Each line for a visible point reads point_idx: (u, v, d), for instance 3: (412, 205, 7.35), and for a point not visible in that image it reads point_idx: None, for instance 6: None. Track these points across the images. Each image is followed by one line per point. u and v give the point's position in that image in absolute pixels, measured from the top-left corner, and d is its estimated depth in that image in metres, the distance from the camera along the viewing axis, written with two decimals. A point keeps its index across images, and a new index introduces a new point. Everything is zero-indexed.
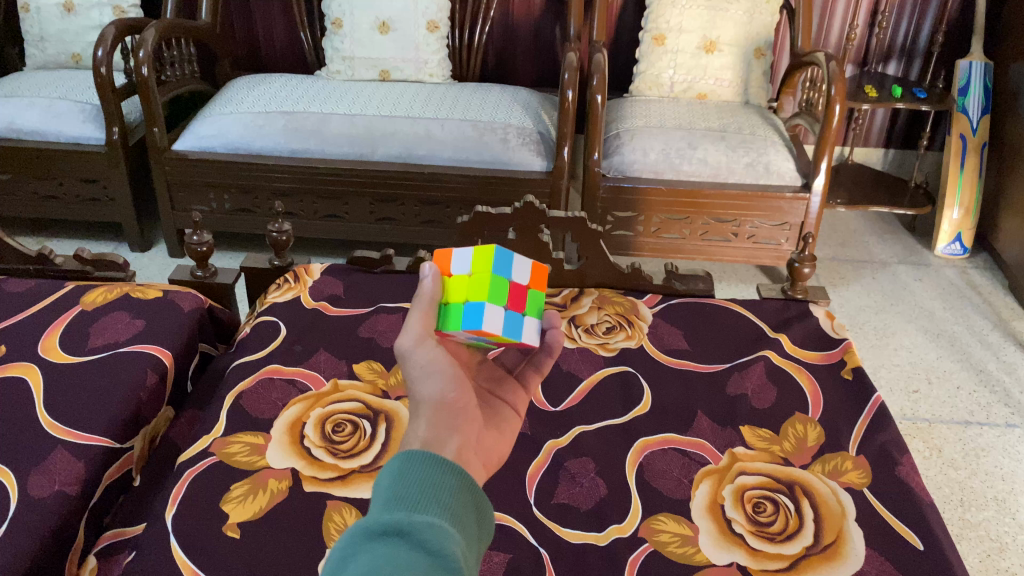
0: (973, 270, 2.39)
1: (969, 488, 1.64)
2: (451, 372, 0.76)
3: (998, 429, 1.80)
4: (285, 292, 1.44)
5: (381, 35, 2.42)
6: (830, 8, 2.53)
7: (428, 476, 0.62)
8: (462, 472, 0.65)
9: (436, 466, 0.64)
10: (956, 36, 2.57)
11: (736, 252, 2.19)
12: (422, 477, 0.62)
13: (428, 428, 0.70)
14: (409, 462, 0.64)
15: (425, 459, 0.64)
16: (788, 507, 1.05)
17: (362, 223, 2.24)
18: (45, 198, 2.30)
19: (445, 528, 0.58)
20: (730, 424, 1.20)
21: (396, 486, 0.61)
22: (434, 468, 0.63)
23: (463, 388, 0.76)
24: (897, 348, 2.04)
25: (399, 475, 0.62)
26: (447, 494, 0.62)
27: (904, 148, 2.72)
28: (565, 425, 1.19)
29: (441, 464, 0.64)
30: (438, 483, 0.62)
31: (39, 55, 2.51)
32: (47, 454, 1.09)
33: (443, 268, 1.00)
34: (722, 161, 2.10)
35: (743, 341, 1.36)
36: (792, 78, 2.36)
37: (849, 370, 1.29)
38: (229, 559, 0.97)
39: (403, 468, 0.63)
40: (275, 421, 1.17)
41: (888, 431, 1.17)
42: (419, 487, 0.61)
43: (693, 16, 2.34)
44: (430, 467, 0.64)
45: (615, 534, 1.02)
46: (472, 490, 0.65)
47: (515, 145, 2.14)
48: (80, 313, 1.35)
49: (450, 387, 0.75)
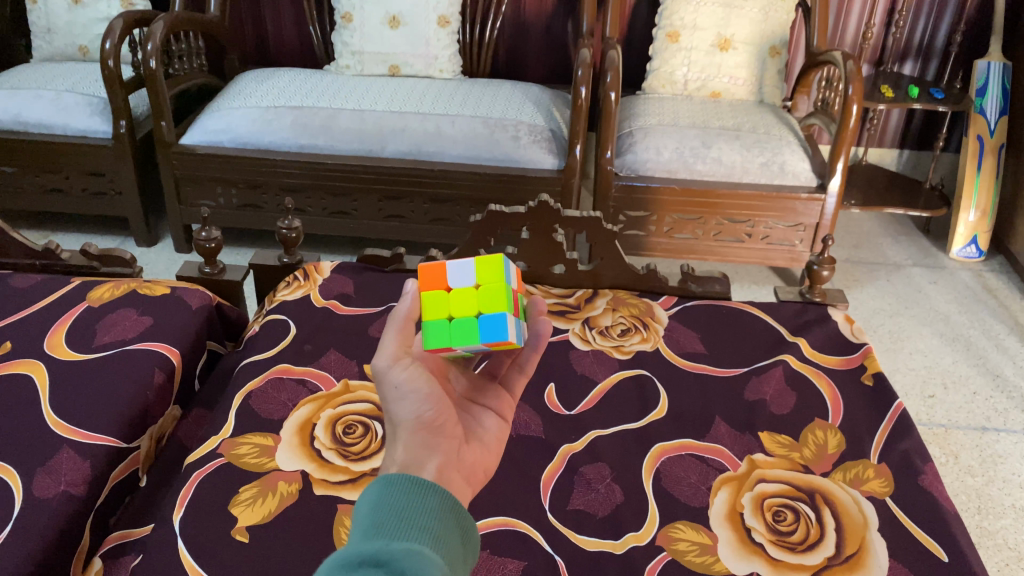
0: (988, 273, 2.37)
1: (987, 495, 1.61)
2: (430, 392, 0.72)
3: (1016, 435, 1.77)
4: (294, 290, 1.41)
5: (392, 30, 2.39)
6: (847, 6, 2.50)
7: (409, 502, 0.60)
8: (445, 494, 0.63)
9: (418, 491, 0.61)
10: (973, 36, 2.54)
11: (749, 252, 2.17)
12: (403, 503, 0.60)
13: (404, 452, 0.67)
14: (390, 487, 0.61)
15: (406, 483, 0.62)
16: (808, 517, 1.02)
17: (371, 221, 2.22)
18: (51, 192, 2.28)
19: (427, 553, 0.56)
20: (749, 430, 1.17)
21: (374, 516, 0.58)
22: (416, 492, 0.61)
23: (444, 405, 0.72)
24: (912, 352, 2.02)
25: (377, 504, 0.60)
26: (430, 517, 0.60)
27: (918, 149, 2.70)
28: (580, 429, 1.17)
29: (422, 488, 0.62)
30: (419, 508, 0.60)
31: (47, 47, 2.49)
32: (52, 454, 1.07)
33: (435, 280, 0.93)
34: (737, 161, 2.08)
35: (761, 345, 1.34)
36: (808, 77, 2.33)
37: (870, 375, 1.26)
38: (237, 564, 0.94)
39: (381, 497, 0.60)
40: (285, 422, 1.15)
41: (910, 439, 1.15)
42: (398, 513, 0.59)
43: (708, 13, 2.31)
44: (411, 491, 0.61)
45: (632, 542, 1.00)
46: (458, 513, 0.63)
47: (526, 142, 2.11)
48: (86, 309, 1.32)
49: (429, 407, 0.71)
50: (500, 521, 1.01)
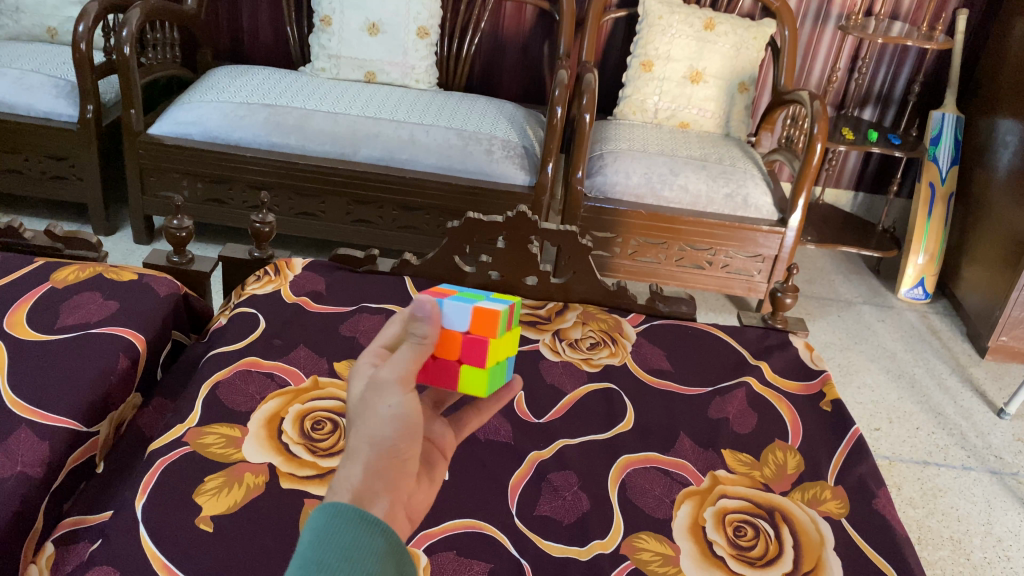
0: (933, 315, 2.45)
1: (927, 526, 1.67)
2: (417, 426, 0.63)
3: (955, 470, 1.84)
4: (265, 284, 1.40)
5: (370, 37, 2.40)
6: (814, 49, 2.59)
7: (353, 540, 0.53)
8: (391, 532, 0.55)
9: (363, 527, 0.54)
10: (930, 88, 2.66)
11: (708, 280, 2.21)
12: (345, 540, 0.53)
13: (364, 475, 0.58)
14: (337, 515, 0.54)
15: (355, 514, 0.54)
16: (768, 533, 1.05)
17: (337, 224, 2.21)
18: (6, 171, 2.22)
19: None
20: (712, 447, 1.20)
21: (318, 548, 0.52)
22: (363, 527, 0.54)
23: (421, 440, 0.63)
24: (860, 386, 2.08)
25: (323, 533, 0.53)
26: (370, 560, 0.52)
27: (873, 192, 2.80)
28: (548, 437, 1.18)
29: (369, 522, 0.54)
30: (362, 549, 0.53)
31: (12, 26, 2.43)
32: (10, 432, 1.04)
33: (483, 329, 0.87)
34: (702, 190, 2.13)
35: (725, 366, 1.37)
36: (773, 115, 2.41)
37: (828, 401, 1.30)
38: (201, 552, 0.93)
39: (329, 525, 0.53)
40: (253, 415, 1.14)
41: (865, 463, 1.19)
42: (338, 551, 0.52)
43: (681, 45, 2.37)
44: (359, 525, 0.54)
45: (597, 550, 1.01)
46: (402, 554, 0.55)
47: (499, 157, 2.13)
48: (49, 290, 1.29)
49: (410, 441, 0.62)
50: (465, 523, 1.02)
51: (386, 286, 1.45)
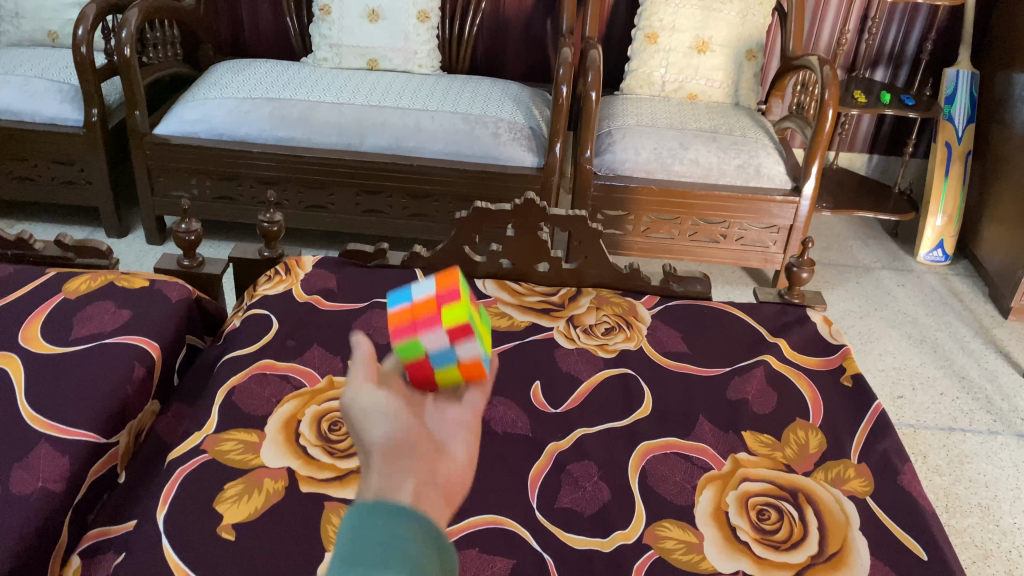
0: (954, 277, 2.42)
1: (954, 494, 1.65)
2: (402, 417, 0.65)
3: (981, 435, 1.82)
4: (276, 285, 1.39)
5: (370, 23, 2.38)
6: (822, 11, 2.54)
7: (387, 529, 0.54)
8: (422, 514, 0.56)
9: (394, 523, 0.54)
10: (944, 45, 2.60)
11: (723, 253, 2.18)
12: (380, 534, 0.53)
13: (380, 474, 0.59)
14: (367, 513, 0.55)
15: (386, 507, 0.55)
16: (791, 515, 1.05)
17: (348, 215, 2.20)
18: (17, 179, 2.22)
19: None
20: (733, 429, 1.18)
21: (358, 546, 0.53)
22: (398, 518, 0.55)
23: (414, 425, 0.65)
24: (881, 353, 2.05)
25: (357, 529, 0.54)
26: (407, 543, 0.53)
27: (888, 154, 2.75)
28: (566, 427, 1.17)
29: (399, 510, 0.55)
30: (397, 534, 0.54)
31: (13, 32, 2.43)
32: (30, 449, 1.05)
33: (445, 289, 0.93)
34: (714, 163, 2.09)
35: (743, 344, 1.34)
36: (783, 81, 2.36)
37: (849, 376, 1.28)
38: (226, 561, 0.93)
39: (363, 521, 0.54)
40: (270, 418, 1.13)
41: (889, 439, 1.17)
42: (377, 540, 0.53)
43: (686, 15, 2.33)
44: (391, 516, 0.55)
45: (619, 540, 1.01)
46: (440, 539, 0.56)
47: (507, 140, 2.11)
48: (62, 301, 1.30)
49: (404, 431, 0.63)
50: (487, 519, 1.02)
51: (396, 280, 1.44)
